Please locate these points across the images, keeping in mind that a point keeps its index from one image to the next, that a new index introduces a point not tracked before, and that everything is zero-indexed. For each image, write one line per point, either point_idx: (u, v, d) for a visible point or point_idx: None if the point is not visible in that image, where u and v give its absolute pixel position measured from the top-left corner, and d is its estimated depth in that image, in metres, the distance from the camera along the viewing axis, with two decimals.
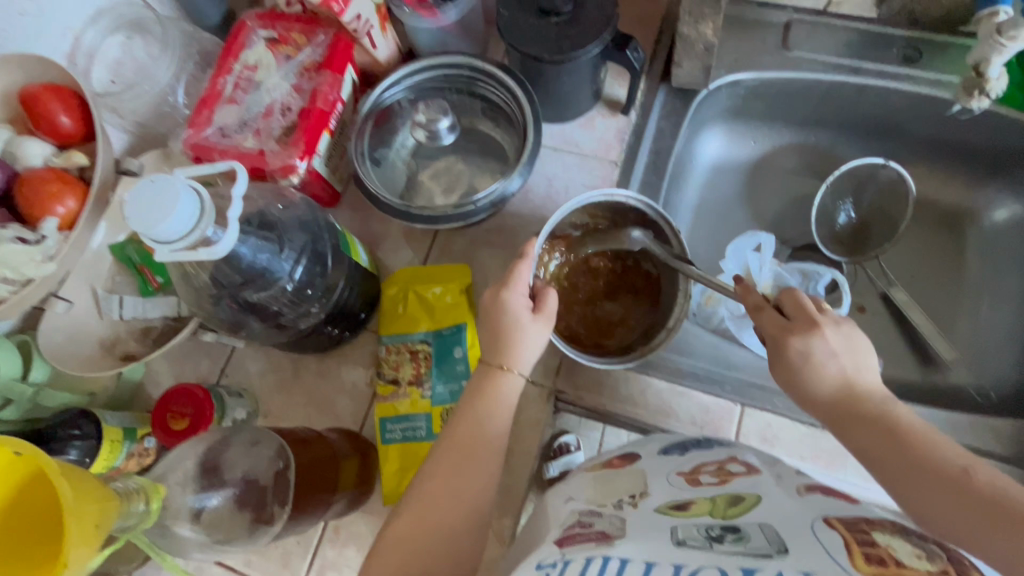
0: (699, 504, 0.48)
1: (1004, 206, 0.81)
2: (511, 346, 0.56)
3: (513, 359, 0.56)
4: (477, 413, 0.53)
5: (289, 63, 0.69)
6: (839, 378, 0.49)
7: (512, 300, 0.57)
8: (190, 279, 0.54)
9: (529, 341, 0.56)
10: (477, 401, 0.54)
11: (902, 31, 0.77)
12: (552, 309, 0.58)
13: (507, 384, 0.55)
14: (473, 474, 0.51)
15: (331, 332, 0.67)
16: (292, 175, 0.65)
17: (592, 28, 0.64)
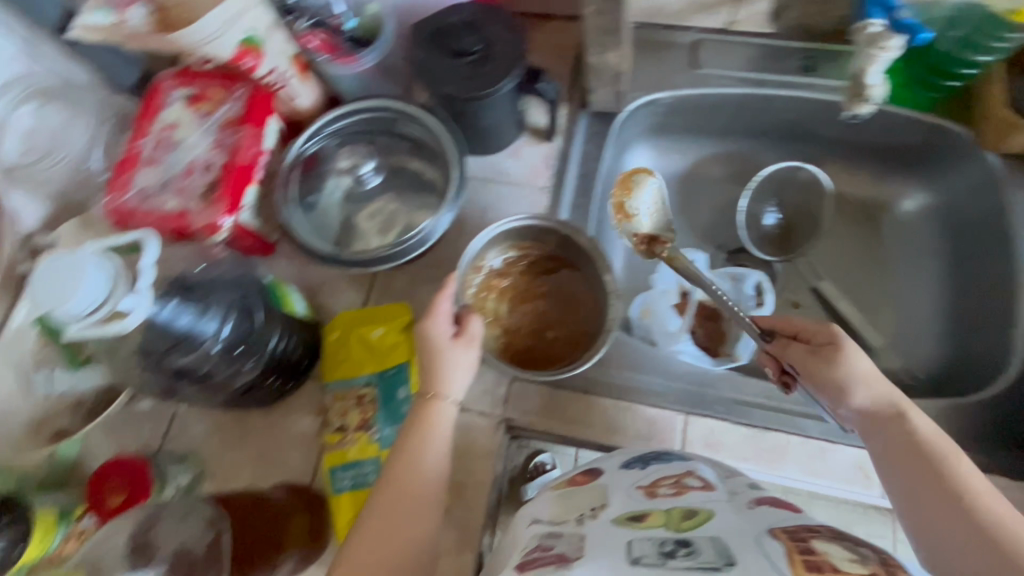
0: (654, 517, 0.48)
1: (913, 197, 0.85)
2: (438, 376, 0.59)
3: (442, 388, 0.59)
4: (413, 443, 0.56)
5: (208, 120, 0.69)
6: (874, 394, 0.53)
7: (434, 330, 0.60)
8: (115, 350, 0.53)
9: (454, 367, 0.59)
10: (412, 432, 0.57)
11: (799, 43, 0.82)
12: (474, 332, 0.61)
13: (438, 412, 0.58)
14: (415, 502, 0.53)
15: (268, 382, 0.63)
16: (218, 233, 0.64)
17: (503, 64, 0.67)
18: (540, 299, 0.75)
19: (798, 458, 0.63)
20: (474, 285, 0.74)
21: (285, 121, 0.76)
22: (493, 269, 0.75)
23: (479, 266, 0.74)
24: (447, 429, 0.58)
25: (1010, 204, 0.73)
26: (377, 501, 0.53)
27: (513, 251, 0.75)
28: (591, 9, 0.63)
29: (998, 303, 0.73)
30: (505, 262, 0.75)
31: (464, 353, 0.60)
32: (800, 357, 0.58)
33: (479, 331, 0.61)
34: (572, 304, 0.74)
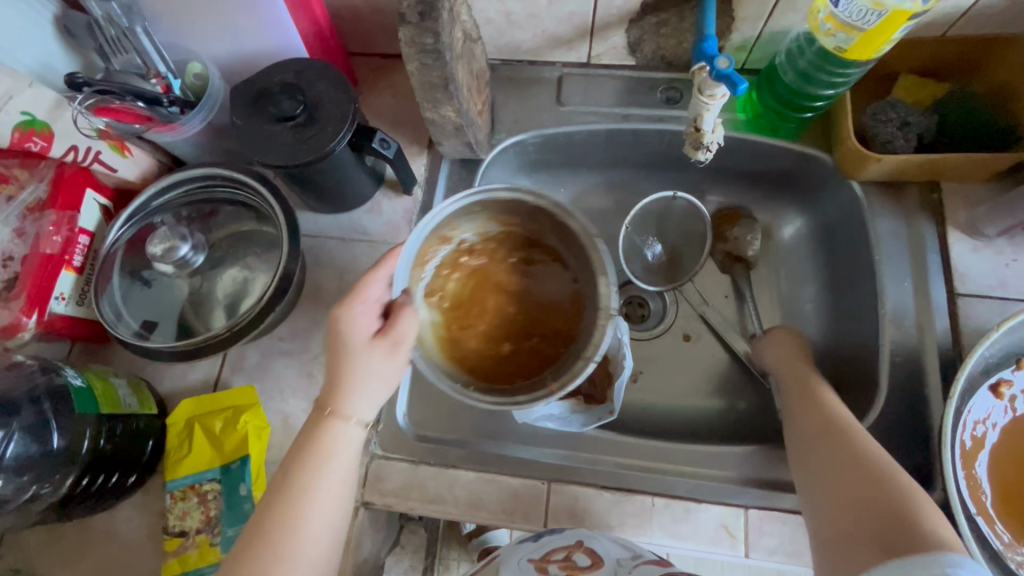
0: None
1: (791, 222, 0.84)
2: (340, 391, 0.54)
3: (343, 403, 0.54)
4: (303, 472, 0.52)
5: (11, 205, 0.62)
6: (831, 416, 0.58)
7: (348, 329, 0.56)
8: None
9: (362, 376, 0.55)
10: (303, 458, 0.53)
11: (662, 74, 0.80)
12: (401, 332, 0.57)
13: (335, 432, 0.54)
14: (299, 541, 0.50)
15: (92, 485, 0.58)
16: (20, 333, 0.60)
17: (329, 127, 0.62)
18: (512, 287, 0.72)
19: (663, 522, 0.61)
20: (437, 257, 0.71)
21: (113, 192, 0.70)
22: (465, 243, 0.72)
23: (450, 236, 0.71)
24: (345, 453, 0.54)
25: (872, 231, 0.72)
26: (258, 538, 0.49)
27: (492, 225, 0.72)
28: (413, 65, 0.58)
29: (867, 333, 0.72)
30: (482, 238, 0.73)
31: (376, 359, 0.55)
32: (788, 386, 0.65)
33: (407, 332, 0.57)
34: (549, 294, 0.72)
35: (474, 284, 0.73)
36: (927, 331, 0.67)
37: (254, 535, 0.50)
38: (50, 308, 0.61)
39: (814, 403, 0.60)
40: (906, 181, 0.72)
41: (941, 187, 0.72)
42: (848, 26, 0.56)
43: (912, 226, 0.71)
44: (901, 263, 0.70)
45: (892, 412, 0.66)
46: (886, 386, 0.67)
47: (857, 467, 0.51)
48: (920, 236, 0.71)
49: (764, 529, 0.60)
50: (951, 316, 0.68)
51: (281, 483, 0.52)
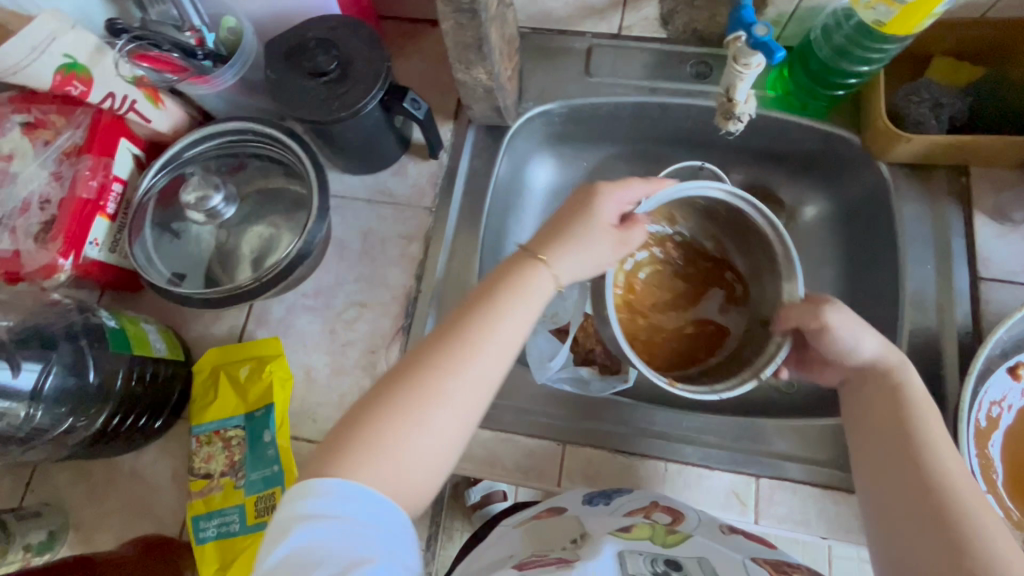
0: (639, 529, 0.50)
1: (813, 203, 0.83)
2: (562, 244, 0.53)
3: (556, 255, 0.52)
4: (498, 301, 0.49)
5: (48, 150, 0.64)
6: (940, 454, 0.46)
7: (603, 203, 0.55)
8: None
9: (588, 249, 0.54)
10: (506, 288, 0.50)
11: (693, 48, 0.79)
12: (632, 238, 0.57)
13: (539, 277, 0.51)
14: (464, 371, 0.46)
15: (123, 424, 0.60)
16: (56, 274, 0.61)
17: (362, 84, 0.62)
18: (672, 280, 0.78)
19: (675, 486, 0.63)
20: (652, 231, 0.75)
21: (147, 145, 0.71)
22: (677, 235, 0.77)
23: (674, 220, 0.76)
24: (540, 297, 0.51)
25: (897, 213, 0.71)
26: (441, 344, 0.46)
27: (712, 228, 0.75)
28: (449, 24, 0.58)
29: (886, 314, 0.72)
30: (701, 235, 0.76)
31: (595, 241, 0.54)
32: (866, 395, 0.53)
33: (636, 239, 0.57)
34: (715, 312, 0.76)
35: (654, 272, 0.78)
36: (947, 314, 0.68)
37: (439, 344, 0.47)
38: (85, 253, 0.62)
39: (897, 404, 0.50)
40: (934, 164, 0.72)
41: (970, 171, 0.71)
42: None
43: (939, 209, 0.71)
44: (925, 246, 0.70)
45: None
46: None
47: (933, 508, 0.44)
48: (946, 219, 0.70)
49: (775, 498, 0.62)
50: (972, 300, 0.68)
51: (476, 304, 0.49)
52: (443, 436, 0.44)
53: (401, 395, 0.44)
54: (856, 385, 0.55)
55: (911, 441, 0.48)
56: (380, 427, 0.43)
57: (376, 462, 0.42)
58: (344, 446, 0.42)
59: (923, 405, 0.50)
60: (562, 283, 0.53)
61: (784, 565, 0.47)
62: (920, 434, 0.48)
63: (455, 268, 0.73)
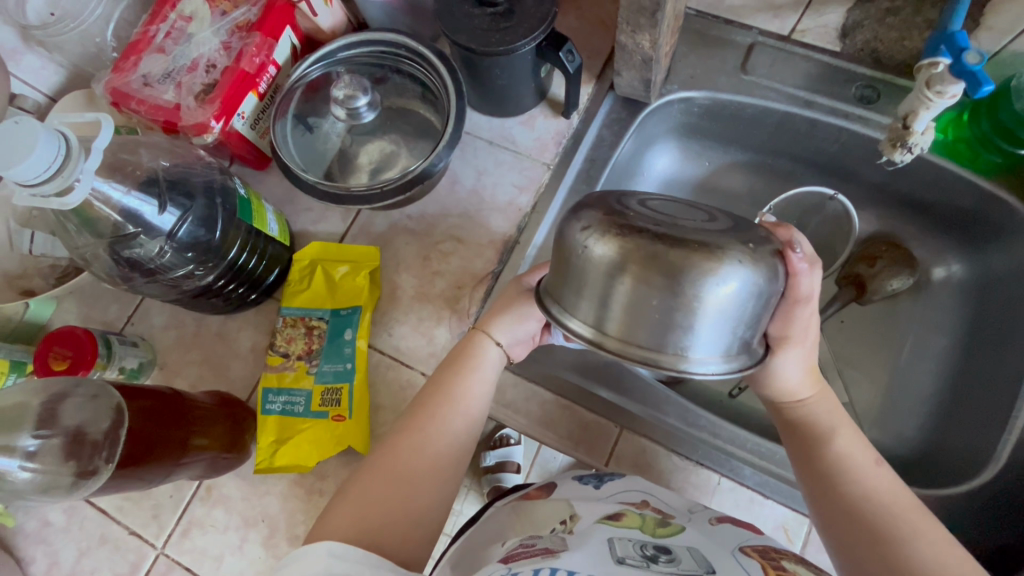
0: (630, 517, 0.48)
1: (946, 264, 0.77)
2: (497, 314, 0.58)
3: (495, 324, 0.57)
4: (446, 377, 0.55)
5: (223, 20, 0.68)
6: (881, 487, 0.48)
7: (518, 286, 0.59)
8: (92, 225, 0.54)
9: (523, 319, 0.58)
10: (450, 366, 0.56)
11: (864, 69, 0.73)
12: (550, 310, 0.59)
13: (485, 348, 0.57)
14: (431, 424, 0.52)
15: (227, 287, 0.64)
16: (205, 134, 0.65)
17: (525, 25, 0.62)
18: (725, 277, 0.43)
19: (721, 501, 0.61)
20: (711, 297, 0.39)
21: (304, 38, 0.74)
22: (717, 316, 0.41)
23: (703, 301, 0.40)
24: (484, 365, 0.56)
25: None
26: (413, 415, 0.53)
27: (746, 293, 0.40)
28: None
29: (996, 401, 0.66)
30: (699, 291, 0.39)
31: (537, 317, 0.58)
32: (799, 438, 0.53)
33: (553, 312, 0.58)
34: None
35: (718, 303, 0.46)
36: None
37: (410, 417, 0.53)
38: (232, 122, 0.66)
39: (802, 424, 0.53)
40: None
41: None
42: None
43: None
44: None
45: (999, 484, 0.62)
46: (1003, 460, 0.62)
47: (871, 528, 0.46)
48: None
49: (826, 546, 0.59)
50: None
51: (432, 384, 0.55)
52: (433, 483, 0.50)
53: (388, 453, 0.50)
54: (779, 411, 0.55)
55: (845, 483, 0.49)
56: (382, 481, 0.48)
57: (388, 523, 0.46)
58: (356, 498, 0.48)
59: (827, 409, 0.53)
60: (505, 352, 0.58)
61: (768, 551, 0.44)
62: (831, 449, 0.50)
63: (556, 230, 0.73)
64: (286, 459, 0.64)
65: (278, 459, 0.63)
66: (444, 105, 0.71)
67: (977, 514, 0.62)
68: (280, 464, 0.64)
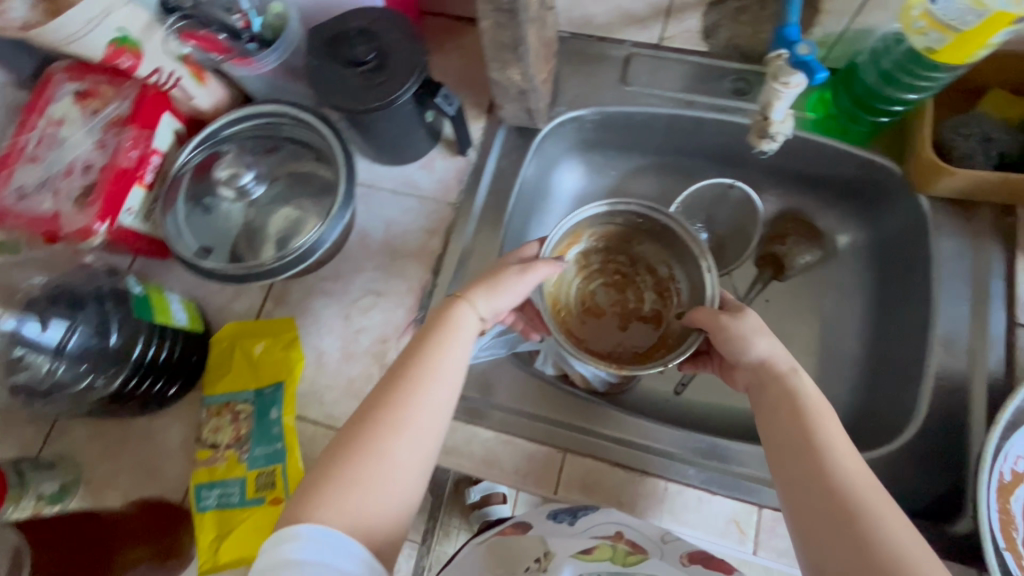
0: (600, 550, 0.52)
1: (847, 231, 0.81)
2: (483, 285, 0.57)
3: (474, 294, 0.56)
4: (427, 346, 0.52)
5: (95, 118, 0.67)
6: (892, 534, 0.42)
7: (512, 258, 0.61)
8: None
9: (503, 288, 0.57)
10: (427, 336, 0.53)
11: (734, 64, 0.77)
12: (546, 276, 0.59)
13: (462, 314, 0.55)
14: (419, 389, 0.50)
15: (141, 387, 0.62)
16: (91, 238, 0.63)
17: (397, 76, 0.63)
18: (657, 293, 0.74)
19: (673, 508, 0.61)
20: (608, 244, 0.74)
21: (187, 120, 0.73)
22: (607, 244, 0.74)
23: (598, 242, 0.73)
24: (465, 334, 0.54)
25: (934, 251, 0.68)
26: (380, 396, 0.49)
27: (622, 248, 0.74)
28: (488, 22, 0.59)
29: (913, 352, 0.69)
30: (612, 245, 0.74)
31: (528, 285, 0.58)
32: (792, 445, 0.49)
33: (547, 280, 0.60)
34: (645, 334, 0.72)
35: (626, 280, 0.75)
36: (979, 360, 0.64)
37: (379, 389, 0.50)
38: (119, 220, 0.64)
39: (804, 441, 0.48)
40: (978, 203, 0.68)
41: (1017, 212, 0.67)
42: (943, 24, 0.54)
43: (981, 250, 0.67)
44: (962, 285, 0.67)
45: (930, 436, 0.63)
46: (924, 412, 0.64)
47: (843, 514, 0.43)
48: (988, 261, 0.67)
49: (777, 532, 0.59)
50: (1008, 348, 0.64)
51: (403, 357, 0.52)
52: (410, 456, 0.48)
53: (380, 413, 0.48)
54: (758, 391, 0.55)
55: (851, 517, 0.43)
56: (364, 439, 0.47)
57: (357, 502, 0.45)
58: (337, 472, 0.46)
59: (830, 432, 0.48)
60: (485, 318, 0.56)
61: None
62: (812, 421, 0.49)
63: (472, 266, 0.73)
64: (229, 555, 0.61)
65: (220, 558, 0.60)
66: (332, 161, 0.71)
67: (922, 470, 0.62)
68: (224, 562, 0.61)
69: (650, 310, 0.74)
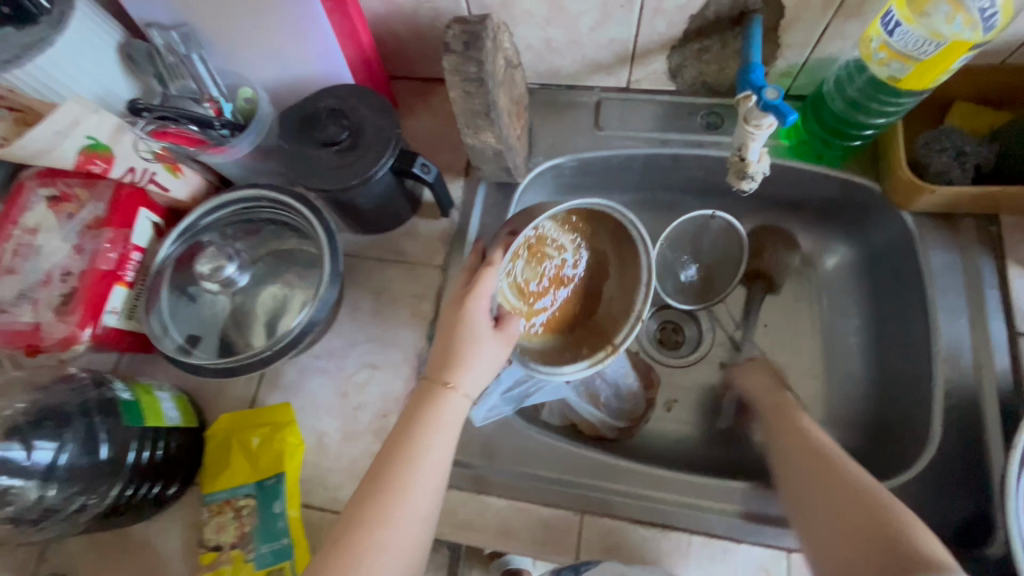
0: None
1: (836, 250, 0.81)
2: (458, 363, 0.55)
3: (458, 375, 0.55)
4: (418, 433, 0.52)
5: (71, 222, 0.66)
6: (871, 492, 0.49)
7: (472, 313, 0.56)
8: None
9: (478, 361, 0.55)
10: (418, 420, 0.53)
11: (702, 99, 0.78)
12: (514, 330, 0.58)
13: (447, 401, 0.54)
14: (417, 477, 0.50)
15: (139, 495, 0.60)
16: (74, 346, 0.61)
17: (372, 152, 0.63)
18: (582, 251, 0.68)
19: (699, 560, 0.59)
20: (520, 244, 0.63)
21: (165, 211, 0.73)
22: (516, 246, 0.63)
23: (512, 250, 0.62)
24: (452, 419, 0.54)
25: (924, 266, 0.68)
26: (378, 479, 0.50)
27: (529, 238, 0.64)
28: (457, 92, 0.60)
29: (919, 369, 0.68)
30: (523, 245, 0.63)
31: (497, 355, 0.56)
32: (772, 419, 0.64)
33: (518, 331, 0.58)
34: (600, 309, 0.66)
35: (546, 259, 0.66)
36: (985, 372, 0.64)
37: (374, 475, 0.50)
38: (103, 322, 0.63)
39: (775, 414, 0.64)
40: (960, 214, 0.69)
41: (999, 220, 0.68)
42: (904, 55, 0.55)
43: (970, 260, 0.67)
44: (957, 296, 0.67)
45: (947, 455, 0.62)
46: (938, 431, 0.63)
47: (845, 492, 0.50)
48: (978, 270, 0.67)
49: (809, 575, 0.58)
50: (1011, 356, 0.64)
51: (392, 443, 0.52)
52: (405, 553, 0.48)
53: (383, 493, 0.49)
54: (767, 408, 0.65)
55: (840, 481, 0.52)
56: (386, 493, 0.49)
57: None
58: (351, 531, 0.48)
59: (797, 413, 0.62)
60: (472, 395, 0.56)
61: None
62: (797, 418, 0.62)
63: None
64: None
65: None
66: (314, 240, 0.70)
67: (946, 493, 0.61)
68: None
69: (581, 269, 0.68)
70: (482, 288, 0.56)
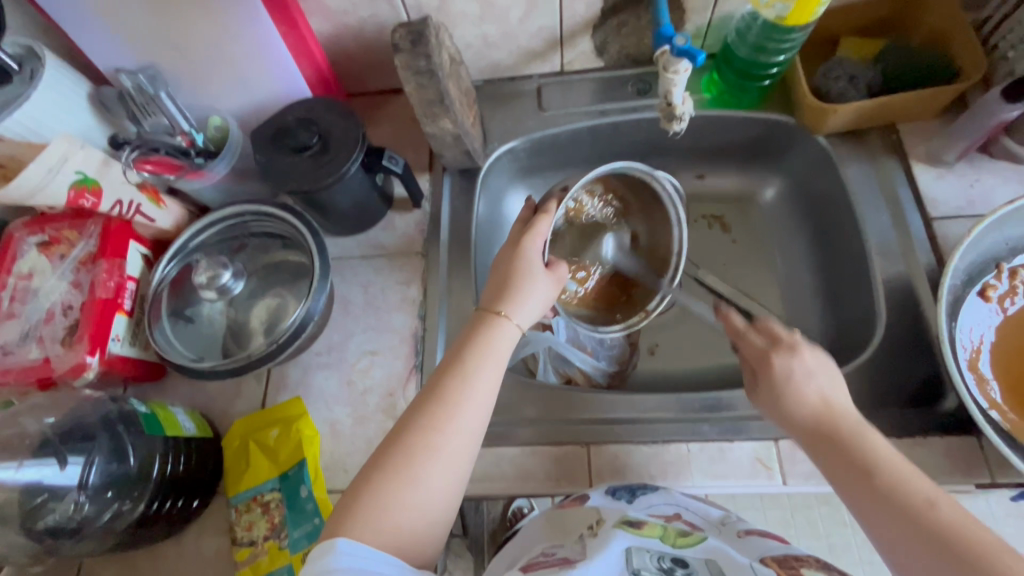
0: (651, 527, 0.54)
1: (771, 185, 0.90)
2: (513, 296, 0.61)
3: (513, 306, 0.60)
4: (472, 352, 0.57)
5: (64, 262, 0.69)
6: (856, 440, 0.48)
7: (529, 253, 0.63)
8: None
9: (530, 295, 0.61)
10: (472, 342, 0.57)
11: (629, 71, 0.88)
12: (562, 273, 0.65)
13: (502, 328, 0.59)
14: (470, 392, 0.54)
15: (167, 506, 0.62)
16: (84, 373, 0.64)
17: (343, 151, 0.69)
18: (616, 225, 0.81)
19: (701, 466, 0.64)
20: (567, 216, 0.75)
21: (152, 243, 0.76)
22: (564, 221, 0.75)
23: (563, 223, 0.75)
24: (503, 346, 0.58)
25: (844, 178, 0.77)
26: (431, 396, 0.53)
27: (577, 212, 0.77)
28: (411, 86, 0.67)
29: (859, 267, 0.76)
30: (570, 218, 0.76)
31: (544, 292, 0.62)
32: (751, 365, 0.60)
33: (565, 275, 0.66)
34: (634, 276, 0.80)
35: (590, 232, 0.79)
36: (912, 257, 0.72)
37: (429, 394, 0.54)
38: (109, 349, 0.66)
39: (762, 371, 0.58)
40: (864, 130, 0.79)
41: (898, 129, 0.78)
42: None
43: (880, 166, 0.77)
44: (876, 199, 0.76)
45: (895, 334, 0.70)
46: (884, 315, 0.71)
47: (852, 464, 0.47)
48: (889, 174, 0.77)
49: (798, 456, 0.64)
50: (930, 240, 0.73)
51: (450, 359, 0.57)
52: (455, 463, 0.51)
53: (433, 411, 0.52)
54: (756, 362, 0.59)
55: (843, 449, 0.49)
56: (437, 414, 0.52)
57: (406, 494, 0.48)
58: (404, 449, 0.50)
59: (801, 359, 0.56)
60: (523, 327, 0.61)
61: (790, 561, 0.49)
62: (774, 373, 0.56)
63: (454, 303, 0.78)
64: None
65: None
66: (304, 245, 0.74)
67: (901, 366, 0.68)
68: None
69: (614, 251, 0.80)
70: (537, 233, 0.63)
